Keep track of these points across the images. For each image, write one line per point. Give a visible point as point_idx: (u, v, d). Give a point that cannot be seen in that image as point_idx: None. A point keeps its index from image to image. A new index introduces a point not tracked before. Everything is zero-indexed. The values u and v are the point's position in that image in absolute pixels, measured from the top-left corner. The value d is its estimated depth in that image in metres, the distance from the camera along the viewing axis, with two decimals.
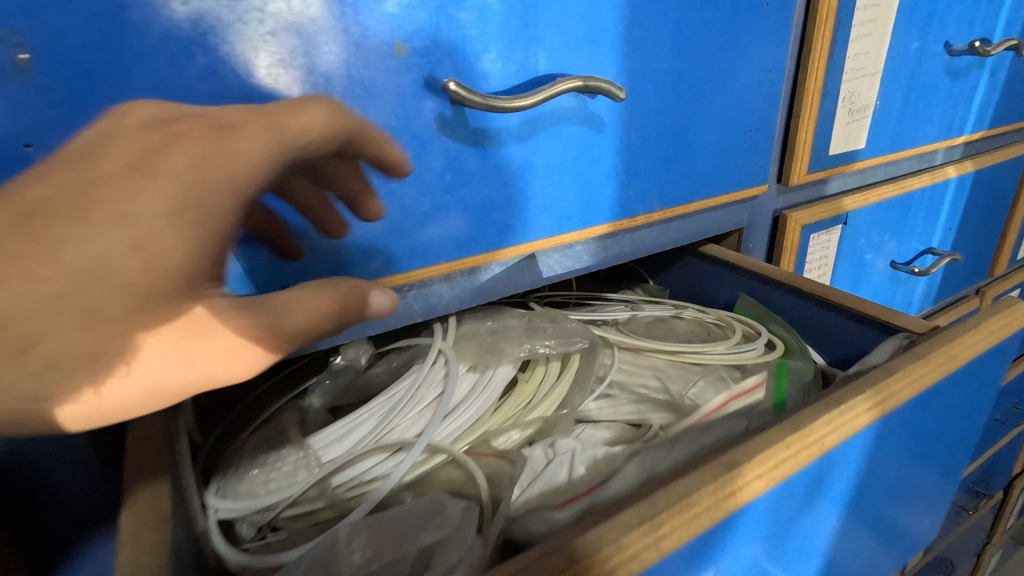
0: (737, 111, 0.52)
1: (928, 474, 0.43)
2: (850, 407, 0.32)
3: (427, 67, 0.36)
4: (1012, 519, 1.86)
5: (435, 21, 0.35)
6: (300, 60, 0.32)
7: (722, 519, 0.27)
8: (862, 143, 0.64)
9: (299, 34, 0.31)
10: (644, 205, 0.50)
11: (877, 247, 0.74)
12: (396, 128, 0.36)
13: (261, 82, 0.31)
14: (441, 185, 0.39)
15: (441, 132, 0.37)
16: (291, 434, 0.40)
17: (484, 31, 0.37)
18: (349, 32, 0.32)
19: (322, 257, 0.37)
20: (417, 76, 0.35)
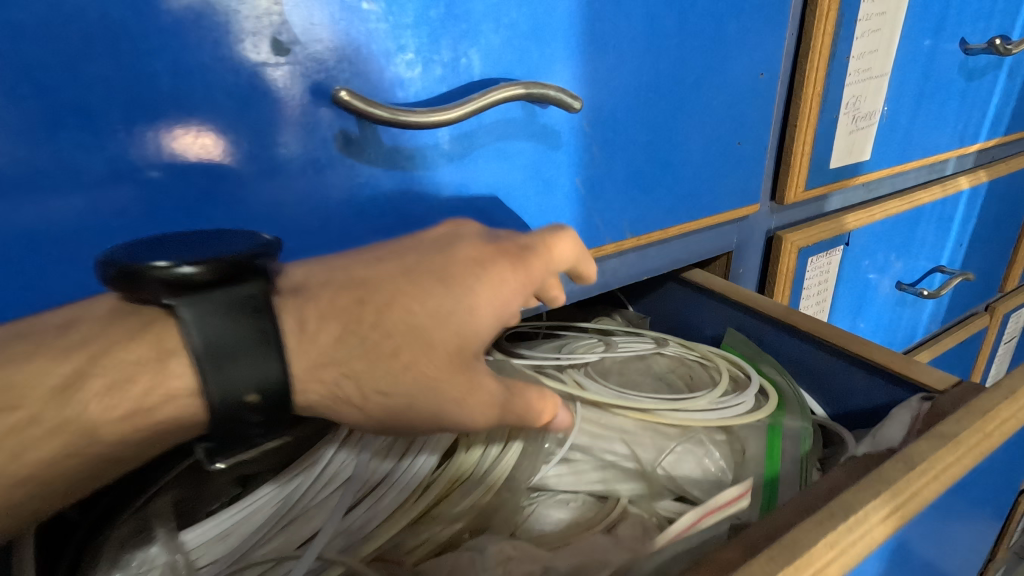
0: (722, 121, 0.45)
1: (952, 564, 0.35)
2: (860, 520, 0.24)
3: (319, 72, 0.28)
4: (1016, 532, 1.79)
5: (324, 14, 0.27)
6: (138, 65, 0.25)
7: None
8: (867, 154, 0.57)
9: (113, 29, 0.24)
10: (613, 232, 0.43)
11: (882, 266, 0.67)
12: (272, 148, 0.29)
13: (100, 90, 0.25)
14: (351, 217, 0.32)
15: (345, 153, 0.31)
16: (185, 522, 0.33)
17: (395, 24, 0.29)
18: (204, 29, 0.26)
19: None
20: (304, 83, 0.28)
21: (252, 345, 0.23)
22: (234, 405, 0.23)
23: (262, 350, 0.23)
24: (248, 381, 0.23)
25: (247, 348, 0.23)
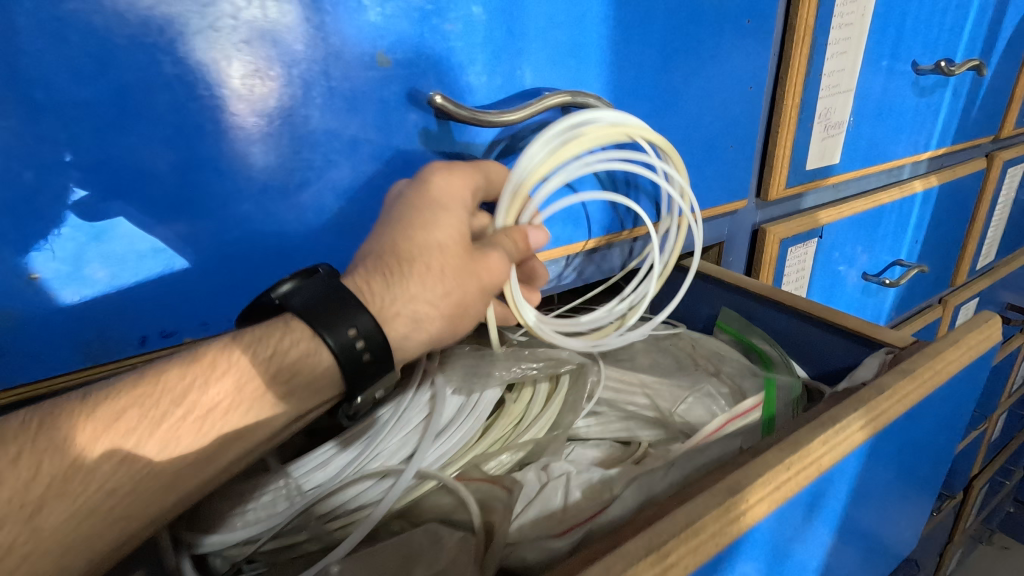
0: (717, 128, 0.53)
1: (915, 487, 0.43)
2: (843, 426, 0.32)
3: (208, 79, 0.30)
4: (970, 519, 1.96)
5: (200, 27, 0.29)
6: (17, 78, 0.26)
7: (729, 544, 0.26)
8: (837, 158, 0.66)
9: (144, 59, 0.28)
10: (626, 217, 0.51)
11: (850, 259, 0.76)
12: (378, 141, 0.36)
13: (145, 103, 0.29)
14: (218, 208, 0.33)
15: (208, 139, 0.31)
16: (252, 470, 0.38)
17: (311, 18, 0.31)
18: (80, 39, 0.27)
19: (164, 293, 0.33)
20: (168, 75, 0.29)
21: (339, 308, 0.32)
22: (351, 361, 0.32)
23: (356, 303, 0.32)
24: (350, 337, 0.32)
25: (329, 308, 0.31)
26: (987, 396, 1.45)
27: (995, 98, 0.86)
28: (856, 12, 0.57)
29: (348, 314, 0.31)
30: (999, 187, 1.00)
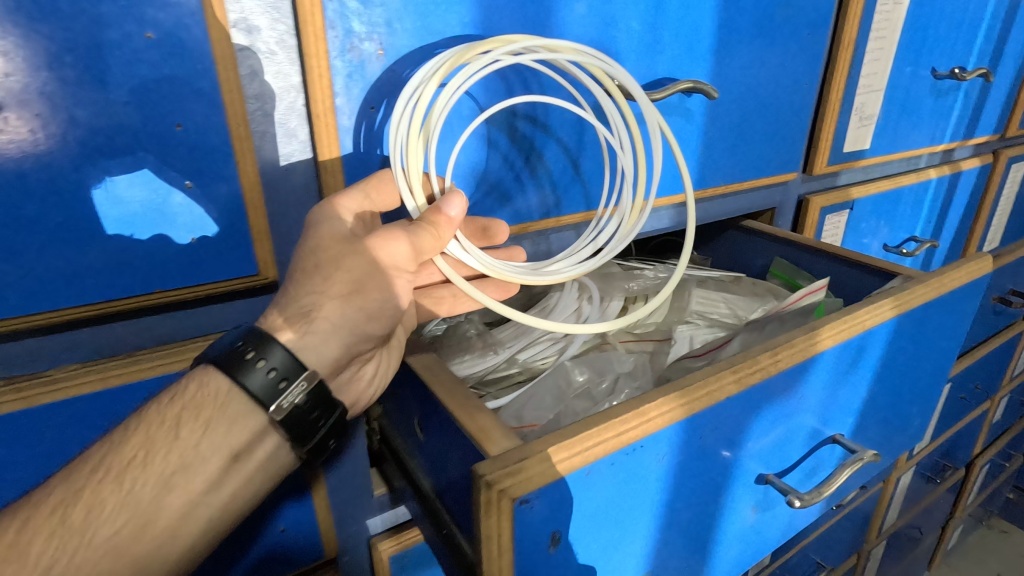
0: (780, 114, 0.69)
1: (930, 375, 0.58)
2: (879, 303, 0.47)
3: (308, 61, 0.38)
4: (970, 497, 2.11)
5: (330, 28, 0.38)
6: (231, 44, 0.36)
7: (809, 357, 0.42)
8: (868, 144, 0.81)
9: (283, 34, 0.37)
10: (714, 180, 0.66)
11: (874, 230, 0.92)
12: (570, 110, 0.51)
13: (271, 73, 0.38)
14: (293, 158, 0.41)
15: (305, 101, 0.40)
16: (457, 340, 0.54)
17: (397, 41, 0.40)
18: (262, 25, 0.37)
19: (206, 253, 0.39)
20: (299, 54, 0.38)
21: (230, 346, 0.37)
22: (272, 386, 0.37)
23: (263, 340, 0.37)
24: (262, 369, 0.37)
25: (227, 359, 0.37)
26: (991, 375, 1.59)
27: (1001, 101, 1.01)
28: (888, 27, 0.73)
29: (244, 348, 0.37)
30: (1004, 180, 1.15)
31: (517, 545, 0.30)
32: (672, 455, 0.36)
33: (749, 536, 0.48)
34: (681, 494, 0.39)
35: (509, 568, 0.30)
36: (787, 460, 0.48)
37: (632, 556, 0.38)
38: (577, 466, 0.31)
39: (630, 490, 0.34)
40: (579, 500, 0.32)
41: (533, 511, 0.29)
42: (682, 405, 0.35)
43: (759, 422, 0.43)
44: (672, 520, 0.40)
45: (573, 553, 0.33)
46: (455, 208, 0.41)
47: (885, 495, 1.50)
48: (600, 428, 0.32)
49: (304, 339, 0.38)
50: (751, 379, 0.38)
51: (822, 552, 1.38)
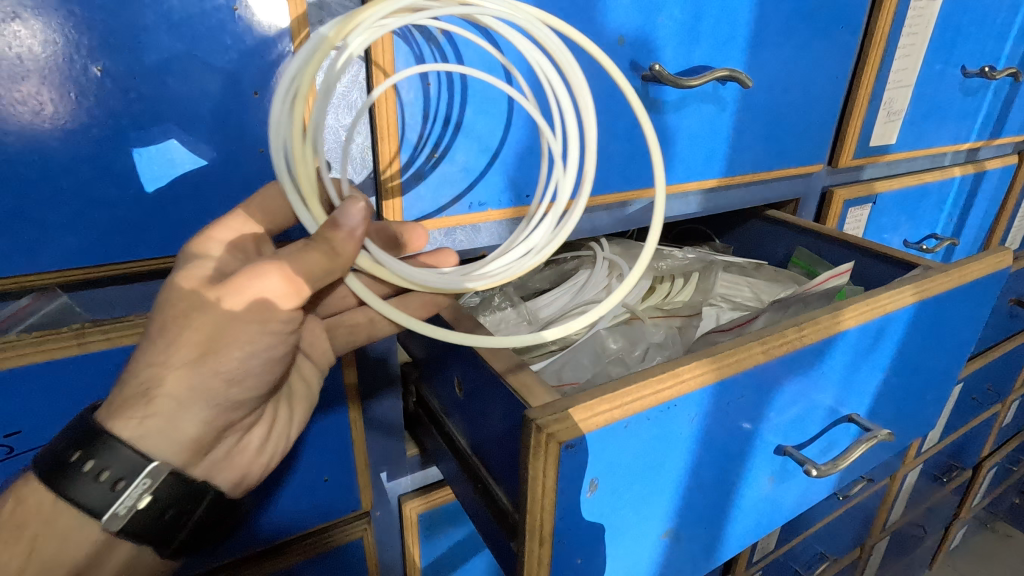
0: (810, 106, 0.70)
1: (945, 363, 0.60)
2: (901, 289, 0.50)
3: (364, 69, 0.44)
4: (976, 499, 2.12)
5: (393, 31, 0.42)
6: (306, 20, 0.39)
7: (833, 335, 0.44)
8: (894, 139, 0.82)
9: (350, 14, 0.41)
10: (742, 169, 0.68)
11: (895, 226, 0.93)
12: (610, 93, 0.54)
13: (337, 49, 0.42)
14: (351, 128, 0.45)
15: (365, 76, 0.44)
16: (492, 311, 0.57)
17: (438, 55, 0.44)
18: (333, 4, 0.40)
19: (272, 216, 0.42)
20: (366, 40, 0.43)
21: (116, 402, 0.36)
22: (107, 492, 0.35)
23: (86, 438, 0.34)
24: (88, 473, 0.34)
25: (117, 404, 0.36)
26: (1004, 377, 1.60)
27: None
28: (920, 23, 0.74)
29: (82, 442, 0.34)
30: None
31: (560, 486, 0.33)
32: (701, 417, 0.39)
33: (764, 503, 0.51)
34: (705, 457, 0.42)
35: (552, 508, 0.33)
36: (805, 435, 0.50)
37: (658, 510, 0.41)
38: (617, 418, 0.33)
39: (661, 446, 0.37)
40: (617, 450, 0.34)
41: (577, 456, 0.32)
42: (713, 370, 0.37)
43: (780, 397, 0.45)
44: (694, 481, 0.43)
45: (608, 501, 0.36)
46: (353, 219, 0.34)
47: (891, 491, 1.52)
48: (640, 385, 0.34)
49: (148, 421, 0.34)
50: (777, 351, 0.41)
51: (826, 543, 1.40)
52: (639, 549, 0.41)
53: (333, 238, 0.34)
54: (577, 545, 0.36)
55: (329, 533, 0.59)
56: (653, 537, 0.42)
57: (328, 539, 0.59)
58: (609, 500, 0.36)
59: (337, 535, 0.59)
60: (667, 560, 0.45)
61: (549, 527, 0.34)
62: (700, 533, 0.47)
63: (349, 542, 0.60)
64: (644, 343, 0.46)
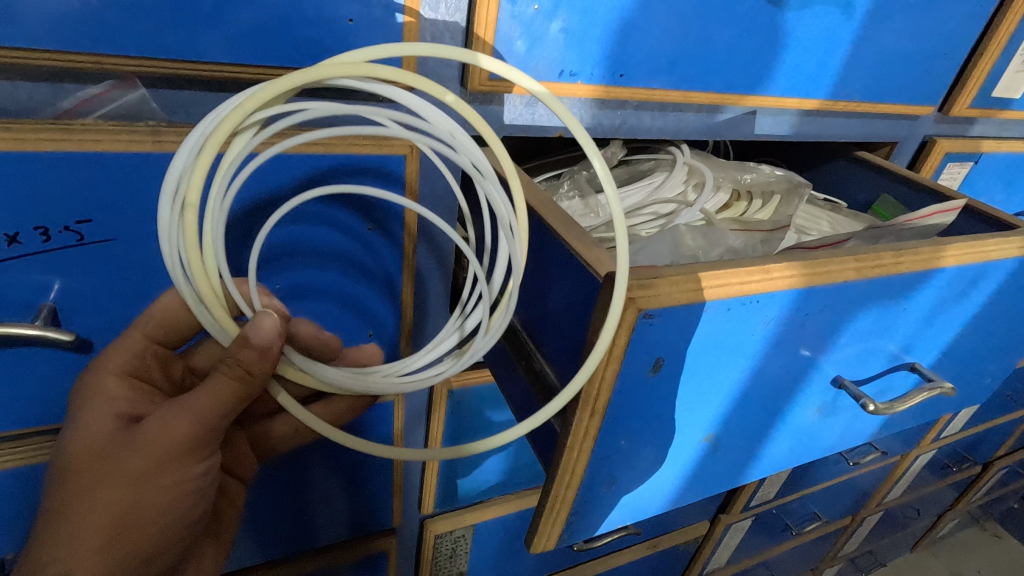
0: (941, 34, 0.63)
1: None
2: (1010, 239, 0.45)
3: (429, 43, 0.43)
4: (976, 496, 2.11)
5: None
6: None
7: (928, 270, 0.41)
8: (1019, 93, 0.74)
9: None
10: (848, 95, 0.63)
11: (989, 194, 0.86)
12: None
13: None
14: None
15: None
16: (558, 196, 0.55)
17: None
18: None
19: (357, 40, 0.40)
20: None
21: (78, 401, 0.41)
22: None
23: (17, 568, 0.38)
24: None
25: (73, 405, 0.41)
26: None
27: None
28: None
29: None
30: None
31: (625, 357, 0.32)
32: (777, 323, 0.37)
33: (803, 433, 0.50)
34: (763, 368, 0.41)
35: (612, 378, 0.33)
36: (862, 372, 0.48)
37: (705, 410, 0.40)
38: (697, 300, 0.31)
39: (732, 342, 0.35)
40: (689, 334, 0.33)
41: (650, 328, 0.31)
42: (801, 274, 0.35)
43: (853, 325, 0.43)
44: (746, 392, 0.42)
45: (665, 386, 0.35)
46: (265, 334, 0.37)
47: (898, 469, 1.52)
48: (726, 271, 0.32)
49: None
50: (870, 272, 0.38)
51: (821, 505, 1.42)
52: (680, 445, 0.41)
53: (240, 356, 0.37)
54: (624, 425, 0.36)
55: None
56: (693, 438, 0.42)
57: None
58: (666, 385, 0.35)
59: None
60: (699, 466, 0.45)
61: (603, 399, 0.33)
62: (736, 447, 0.46)
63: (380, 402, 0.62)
64: (719, 246, 0.44)
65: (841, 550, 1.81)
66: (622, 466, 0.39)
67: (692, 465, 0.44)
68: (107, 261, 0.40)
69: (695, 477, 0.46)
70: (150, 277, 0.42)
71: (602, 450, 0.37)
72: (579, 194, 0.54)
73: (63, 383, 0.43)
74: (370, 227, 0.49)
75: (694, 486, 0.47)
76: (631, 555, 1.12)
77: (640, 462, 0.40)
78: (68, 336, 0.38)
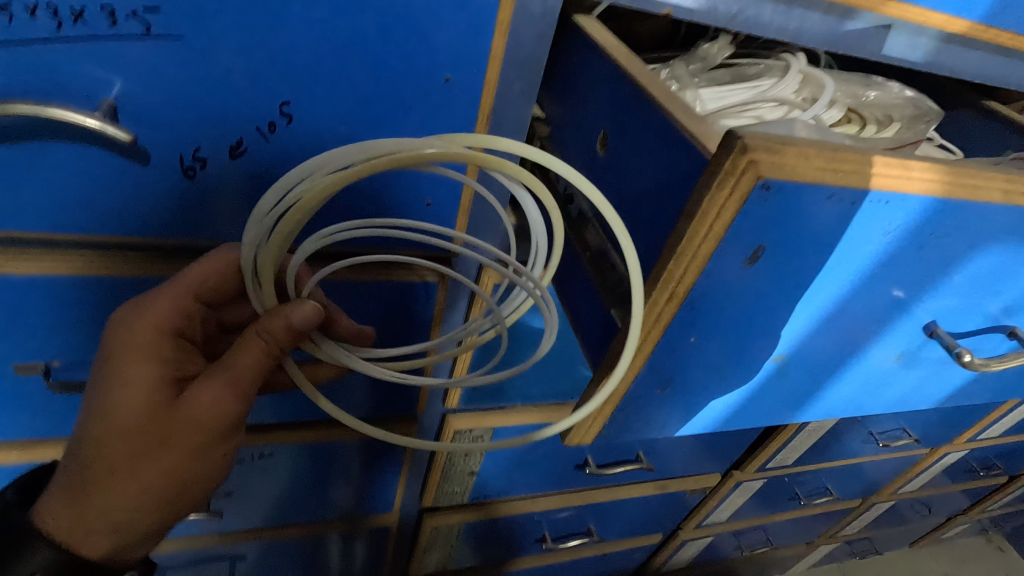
0: None
1: None
2: None
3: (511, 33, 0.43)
4: (995, 507, 2.06)
5: None
6: None
7: None
8: None
9: None
10: (1005, 23, 0.54)
11: None
12: None
13: None
14: None
15: None
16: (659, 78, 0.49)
17: None
18: None
19: None
20: None
21: (119, 360, 0.46)
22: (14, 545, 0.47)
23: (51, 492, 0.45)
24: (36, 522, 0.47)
25: (105, 369, 0.45)
26: None
27: None
28: None
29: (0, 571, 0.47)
30: None
31: (724, 237, 0.28)
32: (897, 239, 0.32)
33: (873, 381, 0.46)
34: (861, 295, 0.37)
35: (703, 259, 0.29)
36: (960, 326, 0.43)
37: (786, 327, 0.37)
38: (824, 182, 0.27)
39: (838, 247, 0.31)
40: (800, 223, 0.29)
41: (763, 204, 0.27)
42: (945, 182, 0.30)
43: (969, 268, 0.38)
44: (832, 318, 0.38)
45: (756, 284, 0.32)
46: (300, 318, 0.44)
47: (924, 463, 1.47)
48: (864, 157, 0.28)
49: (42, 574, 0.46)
50: (1018, 200, 0.33)
51: (835, 482, 1.40)
52: (744, 360, 0.38)
53: (276, 329, 0.44)
54: (700, 321, 0.33)
55: (407, 269, 0.57)
56: (761, 357, 0.39)
57: (406, 274, 0.57)
58: (758, 283, 0.32)
59: (416, 273, 0.57)
60: (759, 390, 0.43)
61: (687, 283, 0.30)
62: (801, 380, 0.43)
63: (425, 284, 0.58)
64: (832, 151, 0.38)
65: (842, 530, 1.80)
66: (683, 371, 0.37)
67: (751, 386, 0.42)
68: (169, 67, 0.37)
69: (750, 402, 0.44)
70: (216, 97, 0.39)
71: (669, 345, 0.34)
72: (678, 84, 0.49)
73: (123, 196, 0.42)
74: (448, 78, 0.43)
75: (745, 412, 0.45)
76: (638, 490, 1.12)
77: (701, 369, 0.38)
78: (128, 136, 0.37)
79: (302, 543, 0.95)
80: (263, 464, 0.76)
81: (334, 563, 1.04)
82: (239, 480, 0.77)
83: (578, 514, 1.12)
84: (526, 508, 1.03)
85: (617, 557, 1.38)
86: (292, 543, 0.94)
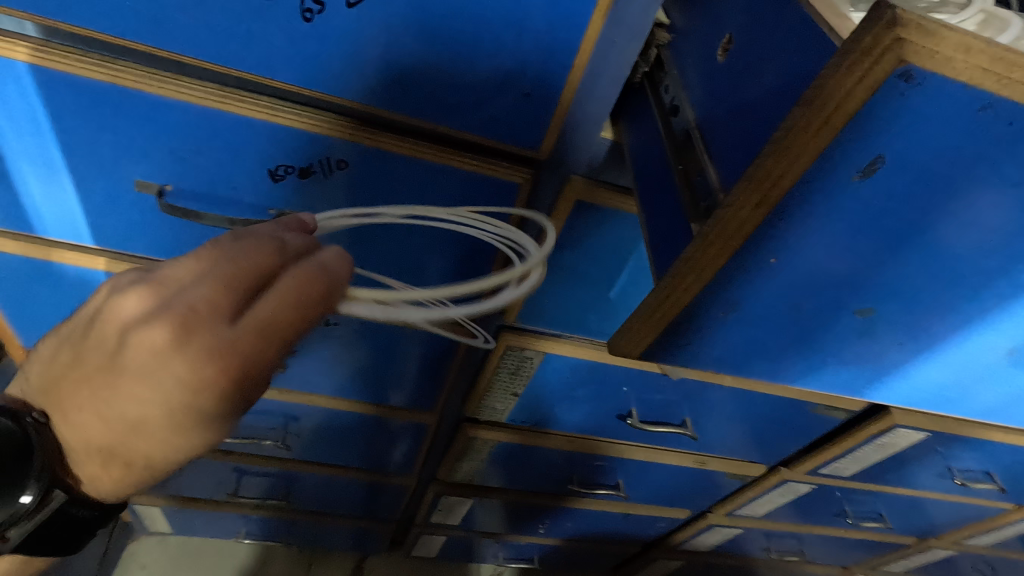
0: None
1: None
2: None
3: None
4: None
5: None
6: None
7: None
8: None
9: None
10: None
11: None
12: None
13: None
14: None
15: None
16: None
17: None
18: None
19: None
20: None
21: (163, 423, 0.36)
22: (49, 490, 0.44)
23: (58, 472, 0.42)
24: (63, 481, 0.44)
25: (127, 411, 0.36)
26: None
27: None
28: None
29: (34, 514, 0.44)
30: None
31: (844, 132, 0.27)
32: None
33: (972, 374, 0.42)
34: (988, 257, 0.33)
35: (810, 156, 0.28)
36: None
37: (885, 271, 0.34)
38: (971, 85, 0.25)
39: (983, 211, 0.30)
40: (935, 136, 0.27)
41: (896, 97, 0.25)
42: None
43: None
44: (946, 281, 0.35)
45: (862, 204, 0.30)
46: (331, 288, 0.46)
47: (1004, 519, 1.32)
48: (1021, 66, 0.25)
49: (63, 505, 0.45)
50: None
51: (893, 511, 1.30)
52: (827, 300, 0.37)
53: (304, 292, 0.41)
54: (788, 234, 0.32)
55: (492, 162, 0.57)
56: (846, 301, 0.37)
57: (489, 167, 0.57)
58: (865, 204, 0.30)
59: (500, 170, 0.57)
60: (833, 342, 0.41)
61: (788, 181, 0.29)
62: (885, 344, 0.41)
63: (506, 182, 0.58)
64: None
65: (887, 566, 1.68)
66: (754, 288, 0.36)
67: (825, 334, 0.40)
68: None
69: (819, 354, 0.42)
70: None
71: (748, 254, 0.34)
72: None
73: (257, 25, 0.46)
74: None
75: (811, 366, 0.43)
76: (676, 457, 1.11)
77: (776, 296, 0.37)
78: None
79: (347, 420, 1.03)
80: (327, 333, 0.82)
81: (371, 448, 1.12)
82: (305, 342, 0.83)
83: (608, 465, 1.12)
84: (559, 444, 1.05)
85: (639, 521, 1.38)
86: (339, 416, 1.02)
